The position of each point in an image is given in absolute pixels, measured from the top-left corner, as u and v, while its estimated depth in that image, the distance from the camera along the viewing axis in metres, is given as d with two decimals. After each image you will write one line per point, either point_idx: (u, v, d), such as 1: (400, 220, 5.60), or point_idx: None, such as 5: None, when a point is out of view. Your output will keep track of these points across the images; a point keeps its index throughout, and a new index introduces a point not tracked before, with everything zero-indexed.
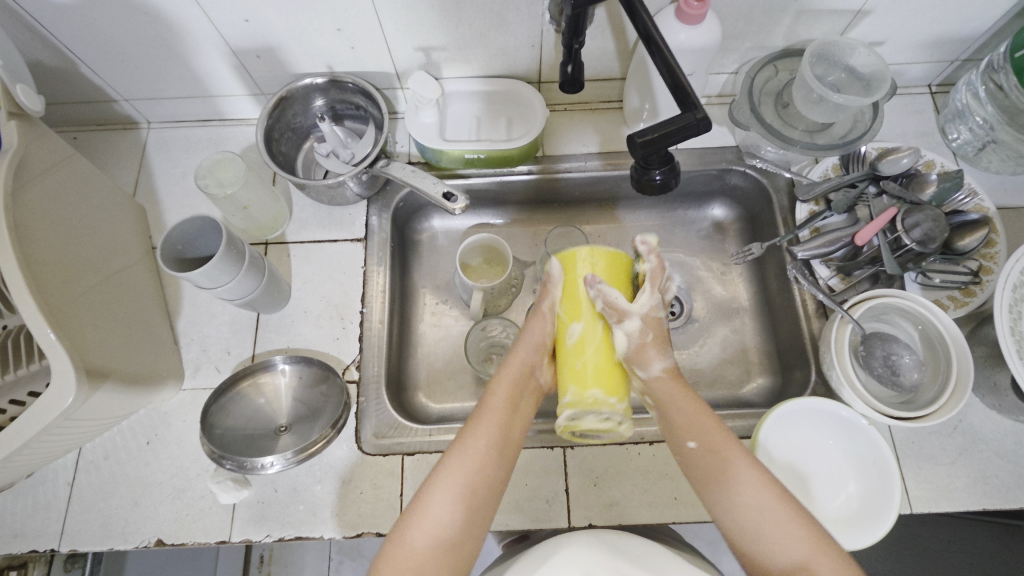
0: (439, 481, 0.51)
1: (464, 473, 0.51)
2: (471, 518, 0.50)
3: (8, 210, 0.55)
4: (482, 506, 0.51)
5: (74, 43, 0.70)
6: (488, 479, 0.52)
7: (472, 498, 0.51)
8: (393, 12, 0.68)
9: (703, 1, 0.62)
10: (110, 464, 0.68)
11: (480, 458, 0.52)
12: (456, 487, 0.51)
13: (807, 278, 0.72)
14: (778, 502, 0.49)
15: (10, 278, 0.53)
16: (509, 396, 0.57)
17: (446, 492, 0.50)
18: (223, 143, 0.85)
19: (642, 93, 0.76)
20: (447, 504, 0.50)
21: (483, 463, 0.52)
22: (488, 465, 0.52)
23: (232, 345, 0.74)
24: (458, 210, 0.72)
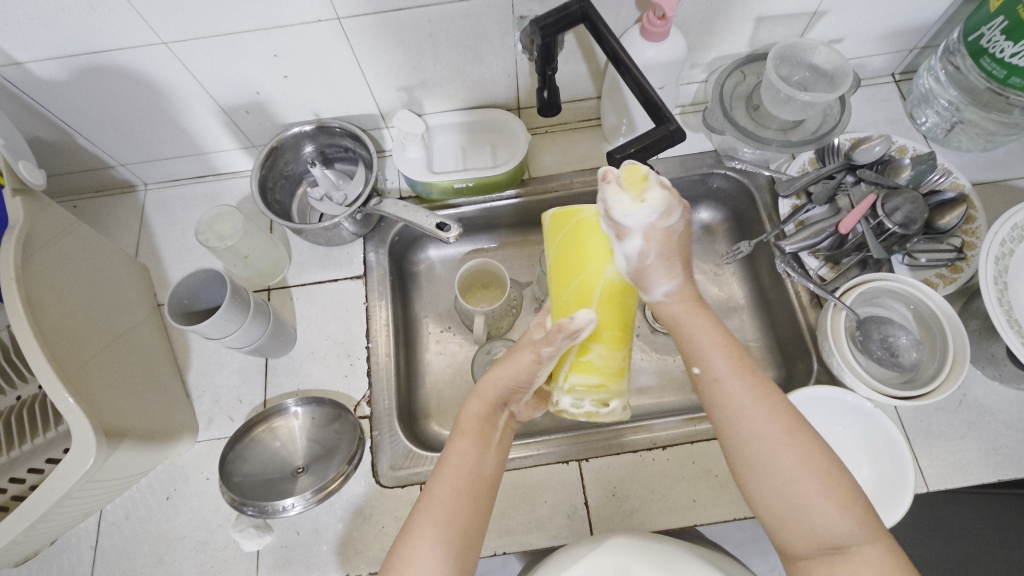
0: (416, 540, 0.48)
1: (449, 515, 0.50)
2: (463, 551, 0.49)
3: (20, 282, 0.56)
4: (471, 540, 0.50)
5: (70, 117, 0.73)
6: (473, 511, 0.51)
7: (465, 533, 0.50)
8: (373, 57, 0.71)
9: (665, 19, 0.65)
10: (131, 523, 0.69)
11: (461, 492, 0.51)
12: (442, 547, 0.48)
13: (797, 271, 0.74)
14: (786, 433, 0.46)
15: (26, 349, 0.54)
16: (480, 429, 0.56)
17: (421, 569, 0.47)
18: (218, 197, 0.88)
19: (618, 110, 0.79)
20: (434, 554, 0.48)
21: (465, 497, 0.51)
22: (471, 496, 0.51)
23: (244, 392, 0.75)
24: (453, 238, 0.74)
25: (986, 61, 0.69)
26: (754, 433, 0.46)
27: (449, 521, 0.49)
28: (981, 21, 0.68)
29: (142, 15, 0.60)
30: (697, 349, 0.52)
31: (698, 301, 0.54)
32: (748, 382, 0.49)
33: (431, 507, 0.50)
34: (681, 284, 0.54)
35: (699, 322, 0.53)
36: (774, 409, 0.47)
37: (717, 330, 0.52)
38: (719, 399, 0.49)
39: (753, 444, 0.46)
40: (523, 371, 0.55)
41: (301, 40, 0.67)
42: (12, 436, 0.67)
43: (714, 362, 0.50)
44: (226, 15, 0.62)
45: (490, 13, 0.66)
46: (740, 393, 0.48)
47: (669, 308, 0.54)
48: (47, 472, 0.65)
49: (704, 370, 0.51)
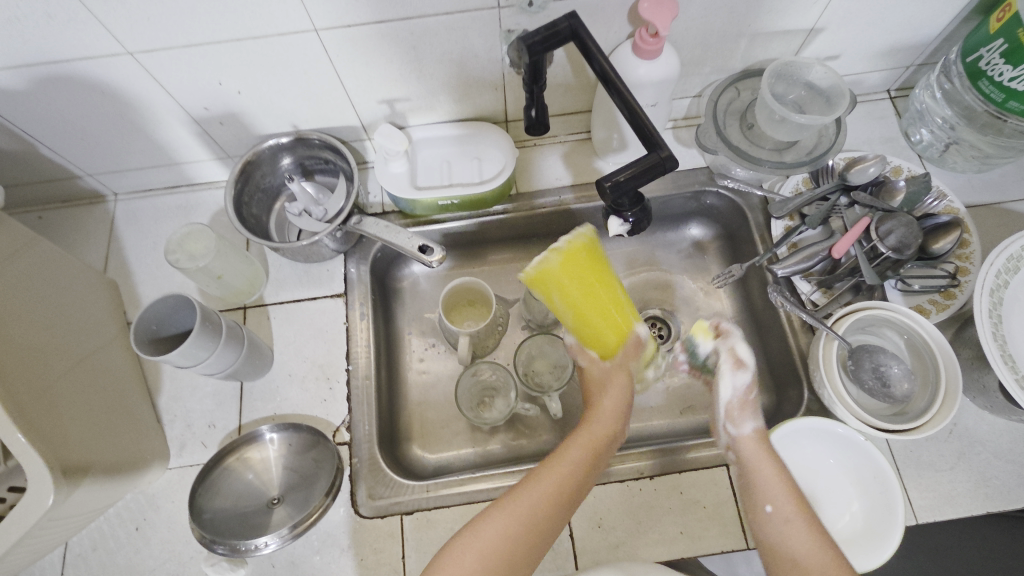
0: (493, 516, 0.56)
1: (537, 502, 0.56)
2: (526, 542, 0.55)
3: None
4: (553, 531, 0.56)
5: (32, 127, 0.69)
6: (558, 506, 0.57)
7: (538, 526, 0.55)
8: (354, 69, 0.68)
9: (658, 37, 0.62)
10: (98, 555, 0.66)
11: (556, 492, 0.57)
12: (503, 533, 0.54)
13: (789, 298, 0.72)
14: (824, 551, 0.53)
15: None
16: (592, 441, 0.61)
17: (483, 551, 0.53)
18: (193, 209, 0.84)
19: (608, 125, 0.77)
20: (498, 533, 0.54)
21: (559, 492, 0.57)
22: (565, 495, 0.57)
23: (217, 417, 0.72)
24: (436, 262, 0.71)
25: (984, 84, 0.67)
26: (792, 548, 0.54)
27: (529, 512, 0.55)
28: (980, 42, 0.67)
29: (105, 25, 0.56)
30: (768, 491, 0.57)
31: (768, 446, 0.61)
32: (805, 517, 0.55)
33: (519, 495, 0.56)
34: (756, 430, 0.61)
35: (766, 468, 0.59)
36: (824, 546, 0.53)
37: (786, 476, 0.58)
38: (760, 503, 0.57)
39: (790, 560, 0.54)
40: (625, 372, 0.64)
41: (277, 51, 0.63)
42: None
43: (769, 488, 0.57)
44: (196, 27, 0.58)
45: (475, 27, 0.64)
46: (798, 527, 0.55)
47: (743, 447, 0.61)
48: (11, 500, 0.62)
49: (773, 509, 0.56)
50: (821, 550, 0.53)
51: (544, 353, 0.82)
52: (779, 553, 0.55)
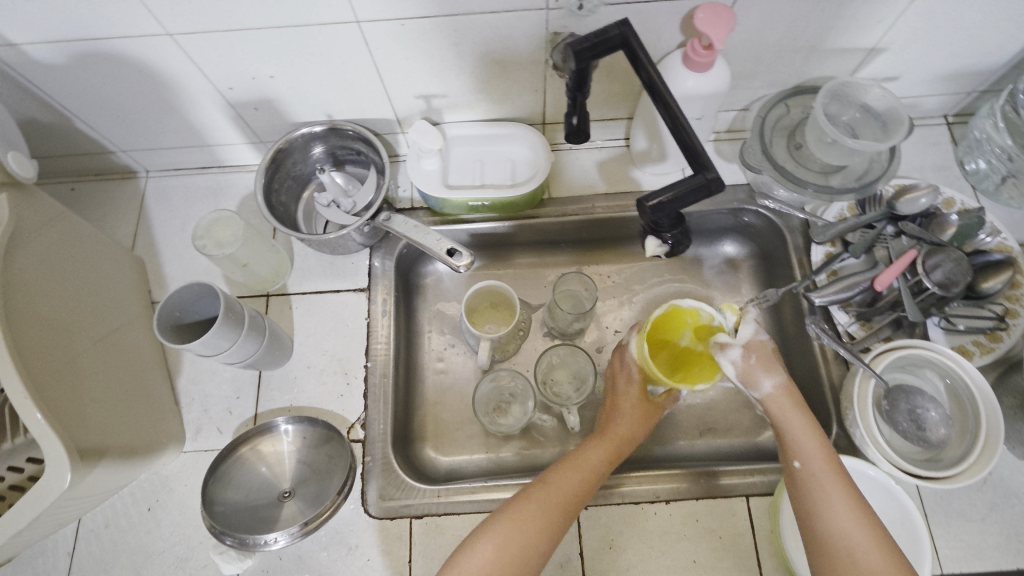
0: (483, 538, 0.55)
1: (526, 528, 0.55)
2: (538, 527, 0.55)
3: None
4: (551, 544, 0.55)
5: (69, 101, 0.69)
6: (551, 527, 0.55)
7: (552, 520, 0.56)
8: (393, 63, 0.66)
9: (711, 49, 0.59)
10: (110, 532, 0.67)
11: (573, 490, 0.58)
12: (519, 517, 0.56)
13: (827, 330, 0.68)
14: (859, 523, 0.49)
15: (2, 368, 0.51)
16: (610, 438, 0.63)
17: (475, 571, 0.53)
18: (222, 191, 0.84)
19: (650, 134, 0.75)
20: (510, 521, 0.55)
21: (551, 513, 0.56)
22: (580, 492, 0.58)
23: (234, 404, 0.72)
24: (464, 266, 0.70)
25: None
26: (832, 520, 0.50)
27: (551, 495, 0.57)
28: None
29: (146, 5, 0.55)
30: (796, 446, 0.55)
31: (794, 397, 0.58)
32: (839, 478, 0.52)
33: (510, 518, 0.55)
34: (780, 384, 0.58)
35: (798, 421, 0.56)
36: (862, 516, 0.50)
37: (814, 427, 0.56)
38: (798, 474, 0.54)
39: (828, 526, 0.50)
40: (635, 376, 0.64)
41: (317, 41, 0.62)
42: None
43: (801, 443, 0.55)
44: (237, 12, 0.57)
45: (521, 27, 0.62)
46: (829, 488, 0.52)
47: (769, 404, 0.57)
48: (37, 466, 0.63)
49: (802, 466, 0.54)
50: (860, 524, 0.49)
51: (565, 363, 0.81)
52: (817, 528, 0.51)
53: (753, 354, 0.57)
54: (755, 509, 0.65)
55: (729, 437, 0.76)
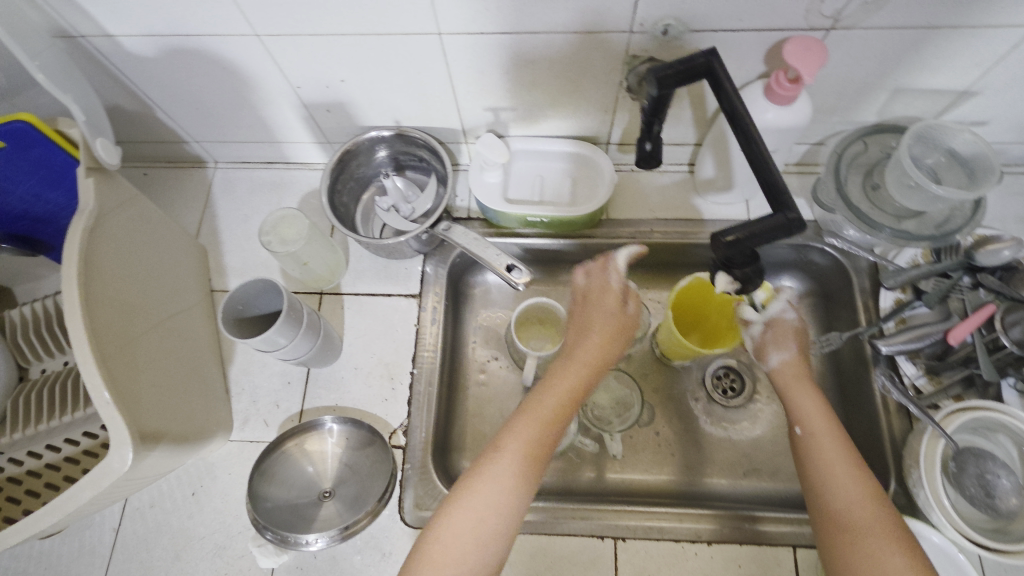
0: (460, 508, 0.50)
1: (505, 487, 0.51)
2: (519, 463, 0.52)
3: (82, 277, 0.55)
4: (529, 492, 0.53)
5: (154, 92, 0.72)
6: (531, 477, 0.52)
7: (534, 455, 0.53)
8: (468, 75, 0.66)
9: (796, 83, 0.58)
10: (155, 513, 0.68)
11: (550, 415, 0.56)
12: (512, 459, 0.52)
13: (899, 387, 0.66)
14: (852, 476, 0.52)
15: (79, 349, 0.53)
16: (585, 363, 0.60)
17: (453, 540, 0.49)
18: (285, 187, 0.86)
19: (719, 161, 0.73)
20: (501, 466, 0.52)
21: (526, 461, 0.52)
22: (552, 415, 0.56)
23: (281, 398, 0.73)
24: (521, 284, 0.68)
25: None
26: (832, 476, 0.52)
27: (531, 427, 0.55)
28: None
29: (240, 6, 0.57)
30: (799, 411, 0.58)
31: (807, 370, 0.62)
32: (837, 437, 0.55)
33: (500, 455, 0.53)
34: (795, 356, 0.63)
35: (806, 391, 0.60)
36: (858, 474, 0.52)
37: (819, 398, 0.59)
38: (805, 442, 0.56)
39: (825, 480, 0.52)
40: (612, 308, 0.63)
41: (396, 49, 0.63)
42: (40, 409, 0.70)
43: (806, 409, 0.58)
44: (325, 18, 0.58)
45: (601, 48, 0.61)
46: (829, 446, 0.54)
47: (782, 373, 0.62)
48: (100, 437, 0.70)
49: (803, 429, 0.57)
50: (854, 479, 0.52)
51: (609, 388, 0.79)
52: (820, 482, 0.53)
53: (771, 330, 0.64)
54: (801, 561, 0.63)
55: (775, 480, 0.74)
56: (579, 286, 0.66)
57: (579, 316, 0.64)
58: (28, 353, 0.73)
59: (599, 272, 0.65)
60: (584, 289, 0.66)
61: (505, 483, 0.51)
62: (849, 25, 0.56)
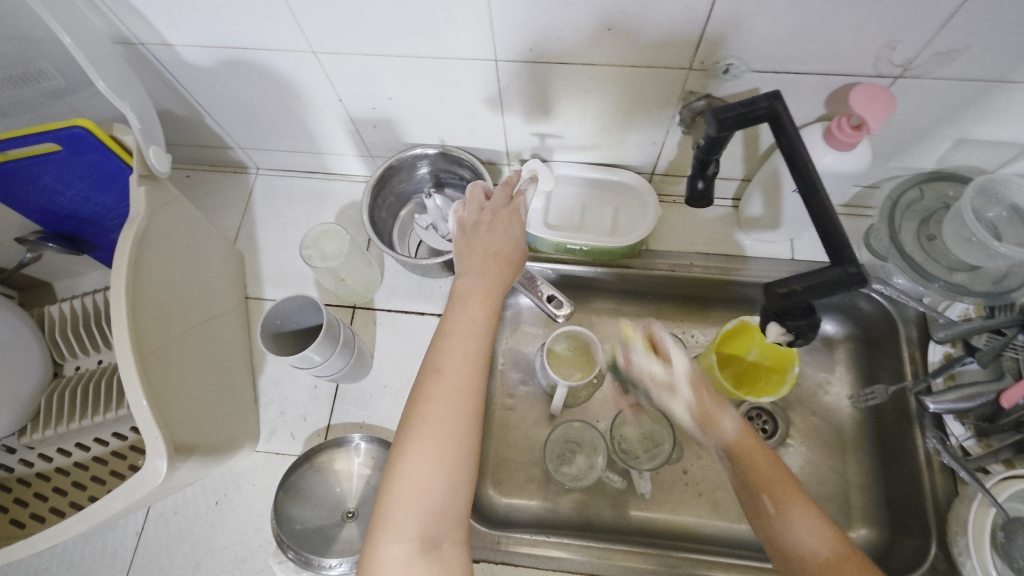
0: (410, 456, 0.46)
1: (437, 448, 0.46)
2: (451, 402, 0.48)
3: (129, 286, 0.55)
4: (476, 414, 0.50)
5: (205, 99, 0.72)
6: (469, 411, 0.48)
7: (469, 391, 0.49)
8: (519, 101, 0.66)
9: (859, 130, 0.56)
10: (177, 519, 0.68)
11: (467, 338, 0.52)
12: (444, 403, 0.48)
13: (948, 448, 0.63)
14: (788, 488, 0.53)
15: (122, 359, 0.53)
16: (486, 289, 0.56)
17: (416, 487, 0.45)
18: (324, 198, 0.86)
19: (767, 200, 0.72)
20: (438, 408, 0.48)
21: (463, 400, 0.48)
22: (473, 340, 0.52)
23: (309, 411, 0.73)
24: (563, 317, 0.69)
25: None
26: (771, 488, 0.53)
27: (457, 356, 0.51)
28: None
29: (300, 23, 0.57)
30: (739, 441, 0.57)
31: (757, 440, 0.58)
32: (755, 447, 0.56)
33: (426, 404, 0.49)
34: (739, 428, 0.58)
35: (726, 410, 0.60)
36: (789, 493, 0.52)
37: (736, 417, 0.59)
38: (760, 467, 0.55)
39: (775, 505, 0.52)
40: (495, 232, 0.61)
41: (449, 72, 0.62)
42: (74, 407, 0.71)
43: (734, 433, 0.58)
44: (384, 39, 0.58)
45: (658, 83, 0.60)
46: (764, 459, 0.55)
47: (737, 442, 0.57)
48: (128, 440, 0.70)
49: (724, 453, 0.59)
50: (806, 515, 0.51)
51: (639, 421, 0.76)
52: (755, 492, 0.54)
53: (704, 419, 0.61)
54: None
55: None
56: (460, 220, 0.62)
57: (479, 245, 0.59)
58: (65, 350, 0.75)
59: (503, 204, 0.64)
60: (470, 221, 0.62)
61: (446, 420, 0.47)
62: (919, 74, 0.55)
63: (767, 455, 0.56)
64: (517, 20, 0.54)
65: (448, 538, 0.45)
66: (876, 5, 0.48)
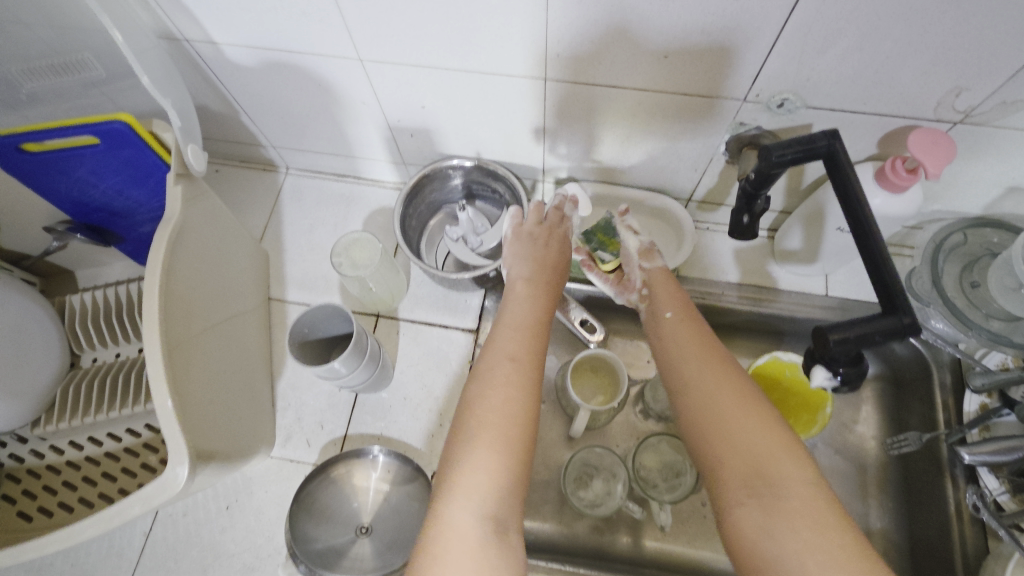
0: (481, 430, 0.45)
1: (496, 449, 0.44)
2: (512, 392, 0.47)
3: (163, 288, 0.54)
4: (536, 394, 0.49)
5: (242, 97, 0.71)
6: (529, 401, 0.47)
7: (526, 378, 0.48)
8: (563, 120, 0.65)
9: (914, 173, 0.55)
10: (187, 522, 0.67)
11: (522, 334, 0.52)
12: (504, 390, 0.47)
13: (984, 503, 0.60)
14: (748, 422, 0.45)
15: (151, 361, 0.52)
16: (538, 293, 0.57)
17: (491, 449, 0.43)
18: (354, 202, 0.85)
19: (807, 233, 0.71)
20: (497, 394, 0.47)
21: (524, 389, 0.47)
22: (530, 333, 0.52)
23: (327, 419, 0.72)
24: (596, 341, 0.76)
25: None
26: (733, 422, 0.46)
27: (511, 348, 0.50)
28: None
29: (350, 30, 0.56)
30: (678, 343, 0.55)
31: (697, 323, 0.56)
32: (714, 366, 0.51)
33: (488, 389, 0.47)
34: (677, 315, 0.57)
35: (683, 322, 0.56)
36: (763, 425, 0.45)
37: (699, 335, 0.54)
38: (689, 375, 0.51)
39: (723, 424, 0.46)
40: (543, 245, 0.62)
41: (496, 87, 0.61)
42: (90, 399, 0.70)
43: (687, 359, 0.53)
44: (434, 50, 0.57)
45: (709, 113, 0.59)
46: (709, 377, 0.50)
47: (671, 335, 0.56)
48: (142, 438, 0.70)
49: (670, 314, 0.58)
50: (762, 432, 0.45)
51: (659, 450, 0.74)
52: (716, 425, 0.47)
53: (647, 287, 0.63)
54: None
55: None
56: (517, 228, 0.64)
57: (533, 256, 0.61)
58: (83, 342, 0.74)
59: (557, 223, 0.66)
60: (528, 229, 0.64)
61: (504, 406, 0.46)
62: (981, 121, 0.54)
63: (686, 305, 0.58)
64: (574, 40, 0.53)
65: (512, 521, 0.42)
66: (947, 51, 0.47)
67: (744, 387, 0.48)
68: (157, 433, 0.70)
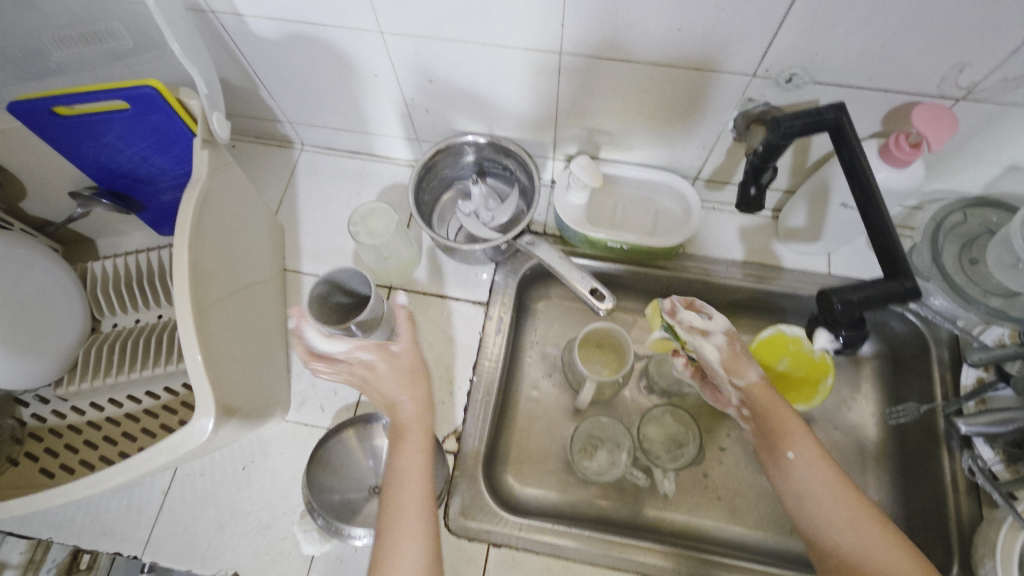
0: (397, 530, 0.48)
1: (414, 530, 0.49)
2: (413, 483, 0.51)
3: (190, 248, 0.57)
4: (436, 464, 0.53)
5: (263, 71, 0.73)
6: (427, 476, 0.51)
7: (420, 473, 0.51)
8: (576, 96, 0.67)
9: (917, 148, 0.57)
10: (204, 481, 0.69)
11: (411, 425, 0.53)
12: (410, 494, 0.50)
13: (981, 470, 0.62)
14: (859, 519, 0.49)
15: (181, 317, 0.55)
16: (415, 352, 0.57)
17: (412, 534, 0.48)
18: (367, 178, 0.87)
19: (811, 211, 0.73)
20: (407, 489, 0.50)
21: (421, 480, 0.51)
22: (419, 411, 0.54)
23: (340, 385, 0.74)
24: (604, 310, 0.68)
25: None
26: (839, 516, 0.50)
27: (407, 443, 0.52)
28: None
29: (372, 3, 0.58)
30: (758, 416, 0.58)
31: (780, 406, 0.58)
32: (811, 459, 0.53)
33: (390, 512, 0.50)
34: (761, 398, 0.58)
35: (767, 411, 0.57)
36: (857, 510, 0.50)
37: (784, 424, 0.56)
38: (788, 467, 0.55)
39: (827, 524, 0.50)
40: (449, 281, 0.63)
41: (511, 62, 0.63)
42: (111, 362, 0.72)
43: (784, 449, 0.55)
44: (452, 23, 0.59)
45: (718, 89, 0.61)
46: (816, 477, 0.52)
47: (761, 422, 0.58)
48: (161, 400, 0.71)
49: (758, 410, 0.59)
50: (851, 526, 0.49)
51: (662, 422, 0.77)
52: (816, 524, 0.51)
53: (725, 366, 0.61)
54: None
55: None
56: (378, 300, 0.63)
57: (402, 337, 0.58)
58: (104, 307, 0.76)
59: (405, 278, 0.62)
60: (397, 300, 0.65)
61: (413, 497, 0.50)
62: (983, 97, 0.55)
63: (765, 396, 0.58)
64: (590, 13, 0.55)
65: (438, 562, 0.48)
66: (950, 26, 0.49)
67: (841, 484, 0.51)
68: (176, 396, 0.72)
